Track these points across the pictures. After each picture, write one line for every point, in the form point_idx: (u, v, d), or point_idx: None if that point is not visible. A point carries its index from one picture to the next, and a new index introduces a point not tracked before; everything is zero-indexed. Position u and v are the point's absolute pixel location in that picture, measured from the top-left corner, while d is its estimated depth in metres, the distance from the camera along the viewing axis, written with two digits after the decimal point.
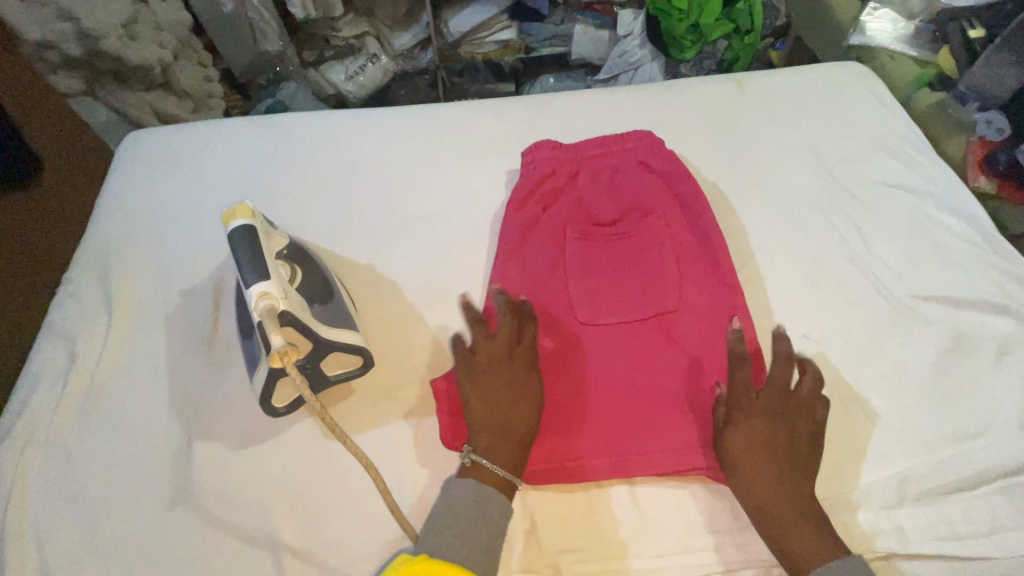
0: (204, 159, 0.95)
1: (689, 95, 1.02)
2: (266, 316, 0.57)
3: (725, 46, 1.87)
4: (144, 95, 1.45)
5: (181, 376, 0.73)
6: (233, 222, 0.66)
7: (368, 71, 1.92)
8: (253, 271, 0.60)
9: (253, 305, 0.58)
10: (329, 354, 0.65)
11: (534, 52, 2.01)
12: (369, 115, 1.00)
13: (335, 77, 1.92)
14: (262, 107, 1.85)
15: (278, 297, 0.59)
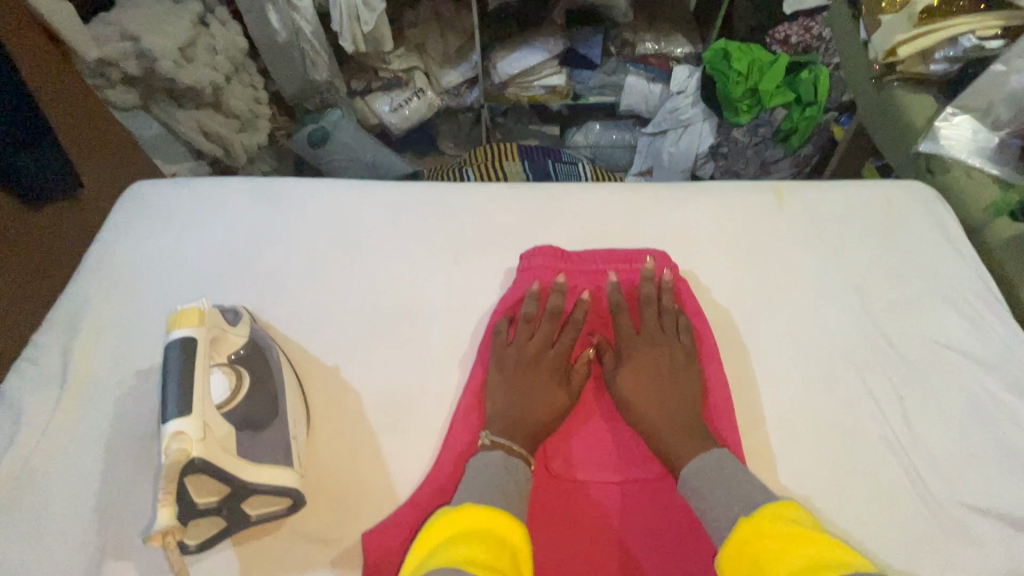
0: (196, 223, 0.91)
1: (721, 201, 0.90)
2: (172, 462, 0.51)
3: (784, 116, 1.72)
4: (193, 113, 1.45)
5: (115, 472, 0.68)
6: (175, 331, 0.60)
7: (413, 105, 1.87)
8: (175, 401, 0.54)
9: (164, 446, 0.52)
10: (252, 495, 0.58)
11: (580, 100, 1.92)
12: (370, 188, 0.94)
13: (380, 107, 1.87)
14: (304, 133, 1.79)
15: (193, 437, 0.52)
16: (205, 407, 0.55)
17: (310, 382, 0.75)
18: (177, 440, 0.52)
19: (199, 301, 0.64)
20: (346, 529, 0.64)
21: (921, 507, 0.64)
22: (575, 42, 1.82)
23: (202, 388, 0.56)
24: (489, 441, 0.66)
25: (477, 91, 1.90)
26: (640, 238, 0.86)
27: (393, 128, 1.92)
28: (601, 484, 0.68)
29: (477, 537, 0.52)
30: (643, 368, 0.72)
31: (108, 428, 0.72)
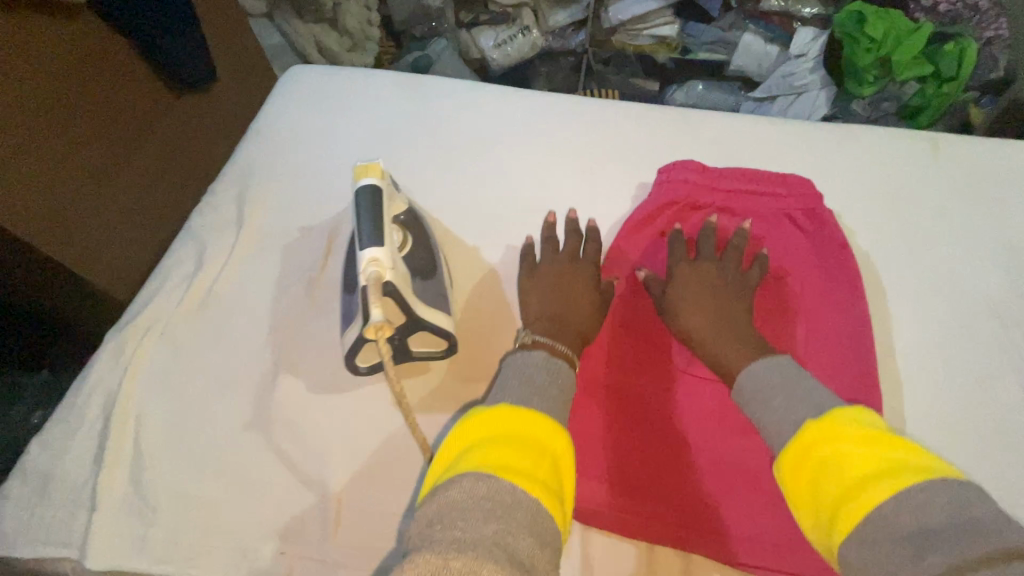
0: (348, 106, 0.97)
1: (866, 143, 0.88)
2: (372, 281, 0.59)
3: (915, 90, 1.55)
4: (310, 27, 1.63)
5: (285, 306, 0.78)
6: (363, 180, 0.67)
7: (517, 42, 1.85)
8: (370, 233, 0.61)
9: (362, 269, 0.59)
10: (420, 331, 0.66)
11: (689, 55, 1.80)
12: (511, 92, 0.97)
13: (483, 41, 1.85)
14: (408, 59, 1.88)
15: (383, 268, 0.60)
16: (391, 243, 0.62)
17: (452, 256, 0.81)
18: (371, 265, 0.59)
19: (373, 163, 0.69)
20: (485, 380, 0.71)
21: None
22: None
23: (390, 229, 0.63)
24: (529, 339, 0.62)
25: (583, 35, 1.87)
26: (781, 168, 0.86)
27: (494, 64, 1.89)
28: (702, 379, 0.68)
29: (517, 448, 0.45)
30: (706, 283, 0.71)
31: (278, 269, 0.81)
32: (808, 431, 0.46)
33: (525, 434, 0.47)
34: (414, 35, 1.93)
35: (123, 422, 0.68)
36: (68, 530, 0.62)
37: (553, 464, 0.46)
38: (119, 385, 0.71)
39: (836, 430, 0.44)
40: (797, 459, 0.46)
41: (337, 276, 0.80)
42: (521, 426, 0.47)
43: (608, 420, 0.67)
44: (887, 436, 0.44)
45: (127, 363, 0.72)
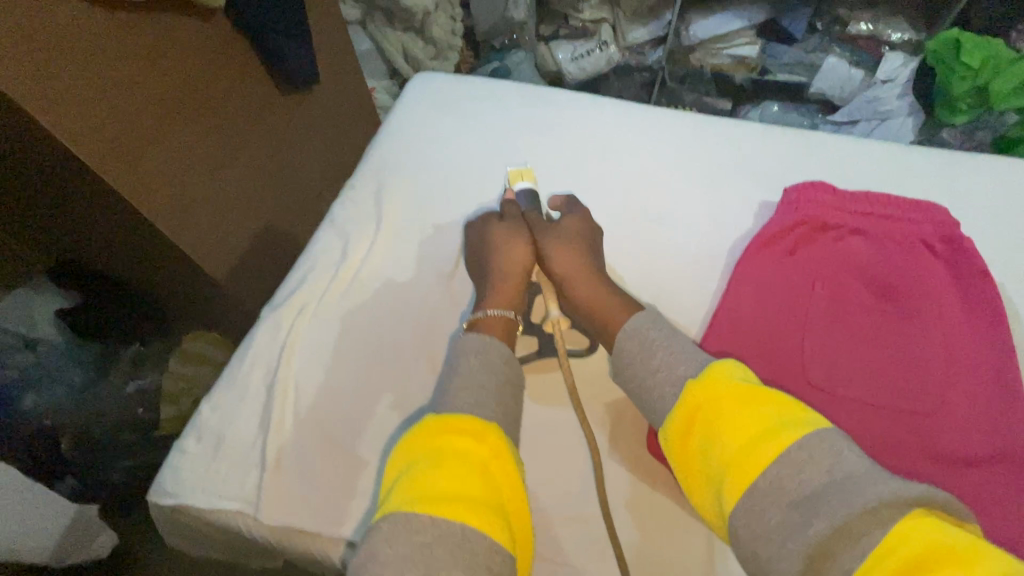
0: (474, 112, 1.03)
1: (997, 172, 0.88)
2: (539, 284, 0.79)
3: (1015, 121, 1.48)
4: (399, 35, 1.76)
5: (423, 296, 0.83)
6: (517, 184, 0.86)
7: (593, 57, 1.88)
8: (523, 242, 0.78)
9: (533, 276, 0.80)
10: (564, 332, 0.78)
11: (768, 75, 1.80)
12: (631, 106, 1.01)
13: (560, 55, 1.90)
14: (487, 68, 1.94)
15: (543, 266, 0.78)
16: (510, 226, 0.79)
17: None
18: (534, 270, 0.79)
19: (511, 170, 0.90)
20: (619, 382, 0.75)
21: None
22: (777, 13, 1.75)
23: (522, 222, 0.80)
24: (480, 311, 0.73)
25: (661, 51, 1.89)
26: (909, 191, 0.87)
27: (569, 78, 1.93)
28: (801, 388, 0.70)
29: (449, 465, 0.50)
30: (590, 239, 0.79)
31: (415, 260, 0.86)
32: (691, 393, 0.55)
33: (459, 447, 0.51)
34: (493, 46, 2.00)
35: (284, 391, 0.74)
36: (242, 489, 0.69)
37: (486, 478, 0.50)
38: (279, 359, 0.77)
39: (716, 389, 0.53)
40: (684, 424, 0.54)
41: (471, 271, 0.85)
42: (453, 456, 0.51)
43: None
44: (755, 389, 0.52)
45: (285, 338, 0.79)
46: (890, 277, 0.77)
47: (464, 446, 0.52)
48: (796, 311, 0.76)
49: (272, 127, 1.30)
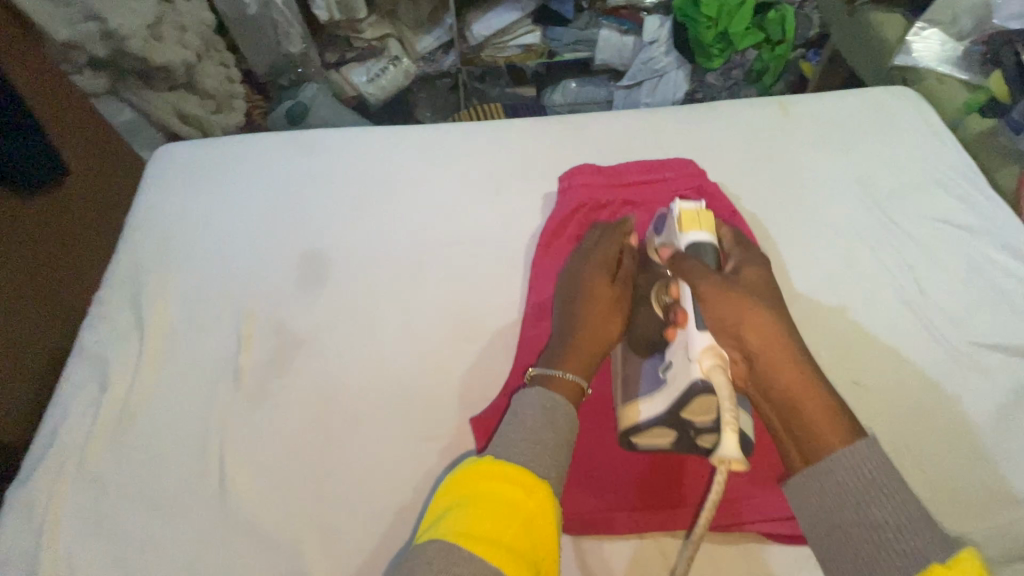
0: (232, 180, 0.93)
1: (731, 117, 0.98)
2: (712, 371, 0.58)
3: (755, 56, 1.70)
4: (166, 96, 1.37)
5: (214, 405, 0.73)
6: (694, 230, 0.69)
7: (389, 74, 1.78)
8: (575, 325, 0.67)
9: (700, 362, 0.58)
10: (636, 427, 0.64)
11: (557, 57, 1.81)
12: (404, 131, 0.98)
13: (355, 78, 1.78)
14: (282, 110, 1.71)
15: (724, 320, 0.60)
16: (754, 296, 0.61)
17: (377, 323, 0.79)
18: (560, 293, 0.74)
19: (683, 203, 0.71)
20: (444, 415, 0.71)
21: (939, 348, 0.74)
22: None
23: (716, 279, 0.62)
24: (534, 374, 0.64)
25: (451, 56, 1.81)
26: (665, 152, 0.94)
27: (371, 99, 1.82)
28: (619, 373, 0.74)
29: (498, 514, 0.47)
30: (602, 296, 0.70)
31: (197, 367, 0.76)
32: None
33: (503, 495, 0.48)
34: (281, 85, 1.76)
35: None
36: None
37: (529, 525, 0.47)
38: (39, 542, 0.63)
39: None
40: None
41: (264, 359, 0.76)
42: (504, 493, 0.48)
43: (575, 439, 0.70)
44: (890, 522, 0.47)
45: (43, 517, 0.64)
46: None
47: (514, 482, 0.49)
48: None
49: (85, 234, 1.10)
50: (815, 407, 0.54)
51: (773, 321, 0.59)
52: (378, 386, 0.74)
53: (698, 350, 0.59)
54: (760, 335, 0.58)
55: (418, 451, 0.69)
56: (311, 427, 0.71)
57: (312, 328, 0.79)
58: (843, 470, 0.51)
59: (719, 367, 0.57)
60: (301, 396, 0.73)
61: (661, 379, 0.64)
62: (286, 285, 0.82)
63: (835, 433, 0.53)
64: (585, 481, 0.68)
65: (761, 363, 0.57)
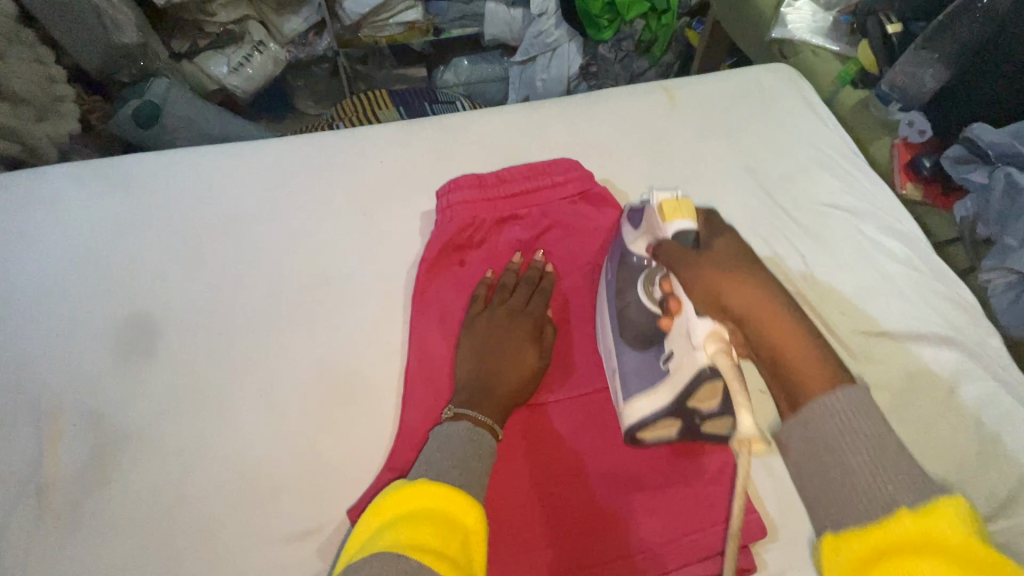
0: (18, 232, 0.73)
1: (618, 107, 0.91)
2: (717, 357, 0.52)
3: (642, 26, 1.54)
4: None
5: (14, 539, 0.56)
6: (682, 214, 0.58)
7: (256, 62, 1.53)
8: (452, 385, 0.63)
9: (705, 351, 0.52)
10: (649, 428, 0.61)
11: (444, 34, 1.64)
12: (248, 149, 0.82)
13: (214, 68, 1.50)
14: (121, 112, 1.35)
15: (702, 300, 0.52)
16: (733, 265, 0.51)
17: (226, 398, 0.65)
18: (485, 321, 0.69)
19: (655, 194, 0.60)
20: (317, 499, 0.60)
21: (835, 341, 0.74)
22: None
23: (686, 256, 0.55)
24: (451, 413, 0.59)
25: (327, 37, 1.60)
26: (550, 152, 0.86)
27: (239, 92, 1.56)
28: (558, 410, 0.68)
29: (430, 523, 0.44)
30: (487, 329, 0.68)
31: None
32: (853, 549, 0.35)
33: (439, 508, 0.45)
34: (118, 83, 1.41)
35: None
36: None
37: (467, 541, 0.45)
38: None
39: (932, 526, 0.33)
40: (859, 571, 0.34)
41: (79, 464, 0.60)
42: (430, 499, 0.46)
43: (529, 495, 0.62)
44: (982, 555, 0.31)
45: None
46: (556, 250, 0.78)
47: (451, 493, 0.47)
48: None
49: None
50: (806, 359, 0.43)
51: (757, 287, 0.48)
52: (231, 479, 0.61)
53: (701, 335, 0.53)
54: (744, 301, 0.48)
55: (288, 552, 0.57)
56: (148, 547, 0.57)
57: (143, 416, 0.63)
58: (831, 420, 0.39)
59: (722, 353, 0.52)
60: (132, 506, 0.59)
61: (663, 370, 0.59)
62: (104, 363, 0.66)
63: (820, 368, 0.43)
64: (526, 537, 0.60)
65: (753, 328, 0.47)
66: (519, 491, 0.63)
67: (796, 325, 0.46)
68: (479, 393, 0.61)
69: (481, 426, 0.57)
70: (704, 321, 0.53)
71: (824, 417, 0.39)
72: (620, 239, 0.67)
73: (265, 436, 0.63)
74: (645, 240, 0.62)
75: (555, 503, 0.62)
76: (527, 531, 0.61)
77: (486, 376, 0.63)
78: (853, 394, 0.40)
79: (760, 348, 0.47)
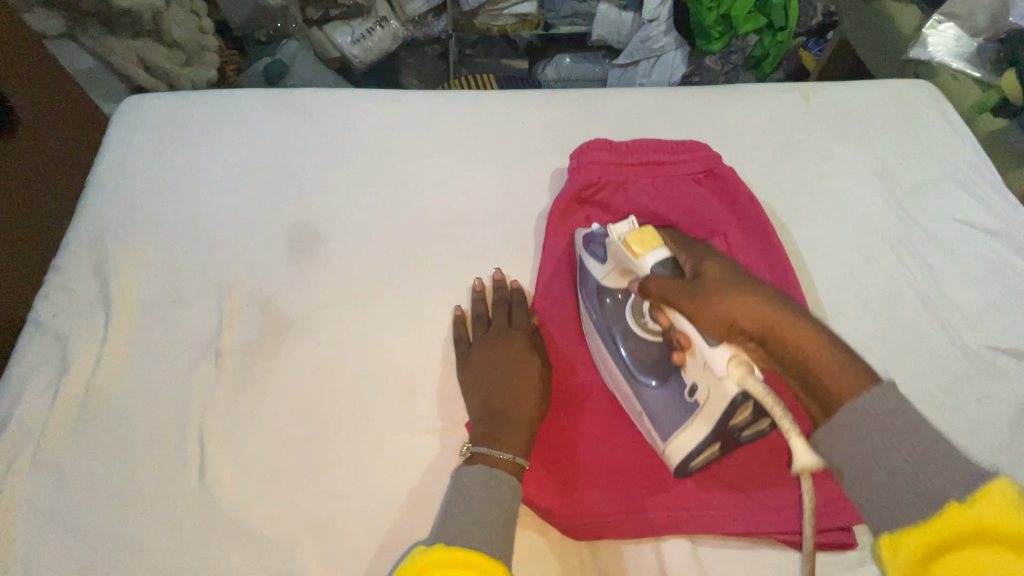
0: (209, 140, 0.84)
1: (750, 100, 0.94)
2: (739, 378, 0.52)
3: (755, 42, 1.54)
4: (133, 45, 1.16)
5: (192, 390, 0.66)
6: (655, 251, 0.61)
7: (377, 36, 1.57)
8: (481, 406, 0.64)
9: (728, 370, 0.53)
10: (681, 436, 0.59)
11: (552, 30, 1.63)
12: (405, 96, 0.90)
13: (339, 38, 1.57)
14: (259, 67, 1.50)
15: (714, 329, 0.54)
16: (718, 277, 0.57)
17: (375, 305, 0.73)
18: (478, 348, 0.68)
19: (616, 229, 0.65)
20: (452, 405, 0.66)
21: (957, 352, 0.73)
22: None
23: (681, 287, 0.57)
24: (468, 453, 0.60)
25: (445, 19, 1.64)
26: (682, 134, 0.90)
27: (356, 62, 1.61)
28: None
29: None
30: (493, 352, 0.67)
31: (172, 349, 0.68)
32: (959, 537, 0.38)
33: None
34: (258, 41, 1.57)
35: None
36: None
37: None
38: None
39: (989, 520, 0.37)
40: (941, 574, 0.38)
41: (249, 339, 0.69)
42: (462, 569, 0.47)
43: (606, 443, 0.66)
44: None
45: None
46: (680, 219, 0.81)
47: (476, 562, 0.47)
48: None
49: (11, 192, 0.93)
50: (820, 350, 0.50)
51: (758, 303, 0.53)
52: (376, 373, 0.68)
53: (722, 365, 0.53)
54: (758, 317, 0.53)
55: (417, 443, 0.64)
56: (303, 417, 0.65)
57: (303, 307, 0.72)
58: (858, 423, 0.45)
59: (748, 375, 0.52)
60: (292, 382, 0.67)
61: (691, 404, 0.58)
62: (274, 259, 0.75)
63: (811, 333, 0.51)
64: (605, 480, 0.64)
65: (743, 295, 0.54)
66: (579, 452, 0.65)
67: (767, 293, 0.54)
68: (496, 424, 0.61)
69: (500, 463, 0.58)
70: (720, 349, 0.54)
71: (854, 423, 0.45)
72: (588, 274, 0.71)
73: (409, 344, 0.70)
74: (616, 273, 0.67)
75: (615, 464, 0.64)
76: (605, 475, 0.64)
77: (515, 397, 0.63)
78: (882, 391, 0.45)
79: (779, 328, 0.52)
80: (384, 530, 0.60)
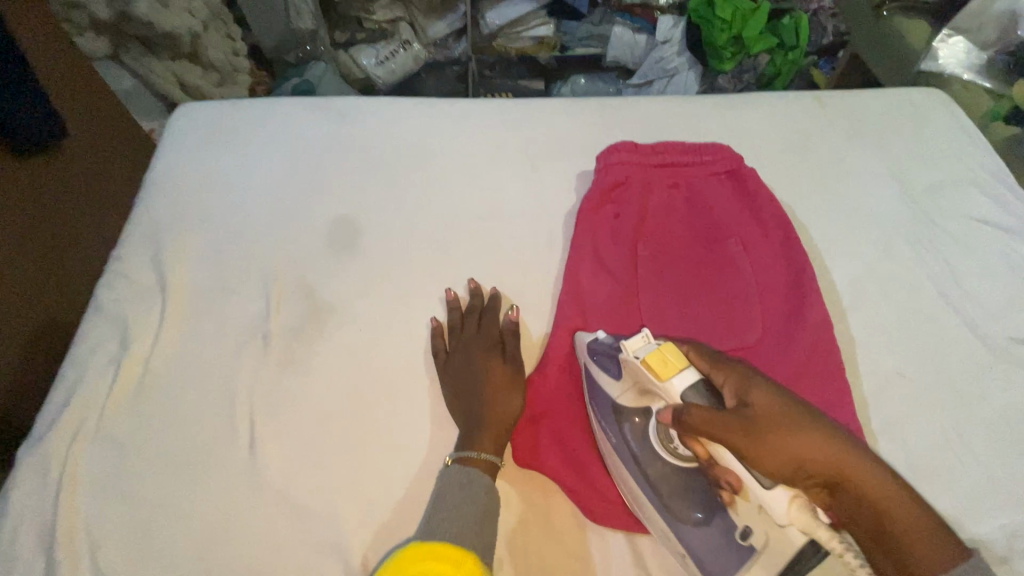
0: (254, 144, 0.89)
1: (767, 107, 0.98)
2: (805, 529, 0.47)
3: (766, 61, 1.57)
4: (170, 65, 1.24)
5: (239, 371, 0.69)
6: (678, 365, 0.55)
7: (399, 58, 1.64)
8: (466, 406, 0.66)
9: (790, 518, 0.47)
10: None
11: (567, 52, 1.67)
12: (436, 104, 0.96)
13: (364, 60, 1.63)
14: (287, 86, 1.58)
15: (773, 468, 0.48)
16: (771, 409, 0.50)
17: (411, 294, 0.76)
18: (454, 356, 0.70)
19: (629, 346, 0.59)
20: None
21: (978, 343, 0.75)
22: None
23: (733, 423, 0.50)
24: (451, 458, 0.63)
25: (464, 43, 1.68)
26: (701, 137, 0.94)
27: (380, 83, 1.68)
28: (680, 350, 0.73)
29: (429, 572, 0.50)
30: (467, 360, 0.69)
31: (223, 332, 0.72)
32: None
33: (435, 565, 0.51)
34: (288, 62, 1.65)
35: (74, 553, 0.58)
36: None
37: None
38: (55, 506, 0.60)
39: None
40: None
41: (293, 324, 0.73)
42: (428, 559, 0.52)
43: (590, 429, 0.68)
44: None
45: (59, 481, 0.62)
46: (704, 217, 0.84)
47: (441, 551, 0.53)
48: (628, 280, 0.79)
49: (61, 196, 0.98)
50: (893, 495, 0.47)
51: (815, 432, 0.49)
52: (411, 357, 0.71)
53: (782, 512, 0.48)
54: (818, 455, 0.48)
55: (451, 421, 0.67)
56: (343, 396, 0.68)
57: (343, 295, 0.76)
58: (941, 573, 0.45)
59: (813, 521, 0.47)
60: (332, 364, 0.70)
61: (741, 549, 0.54)
62: (316, 251, 0.80)
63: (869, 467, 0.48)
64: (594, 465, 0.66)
65: (795, 427, 0.49)
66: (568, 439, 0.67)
67: (812, 422, 0.50)
68: (474, 426, 0.64)
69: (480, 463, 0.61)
70: (776, 492, 0.48)
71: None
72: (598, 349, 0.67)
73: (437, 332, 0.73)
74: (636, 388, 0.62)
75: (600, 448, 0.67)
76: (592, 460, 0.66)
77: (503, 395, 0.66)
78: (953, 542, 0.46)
79: (837, 460, 0.48)
80: (422, 502, 0.62)
